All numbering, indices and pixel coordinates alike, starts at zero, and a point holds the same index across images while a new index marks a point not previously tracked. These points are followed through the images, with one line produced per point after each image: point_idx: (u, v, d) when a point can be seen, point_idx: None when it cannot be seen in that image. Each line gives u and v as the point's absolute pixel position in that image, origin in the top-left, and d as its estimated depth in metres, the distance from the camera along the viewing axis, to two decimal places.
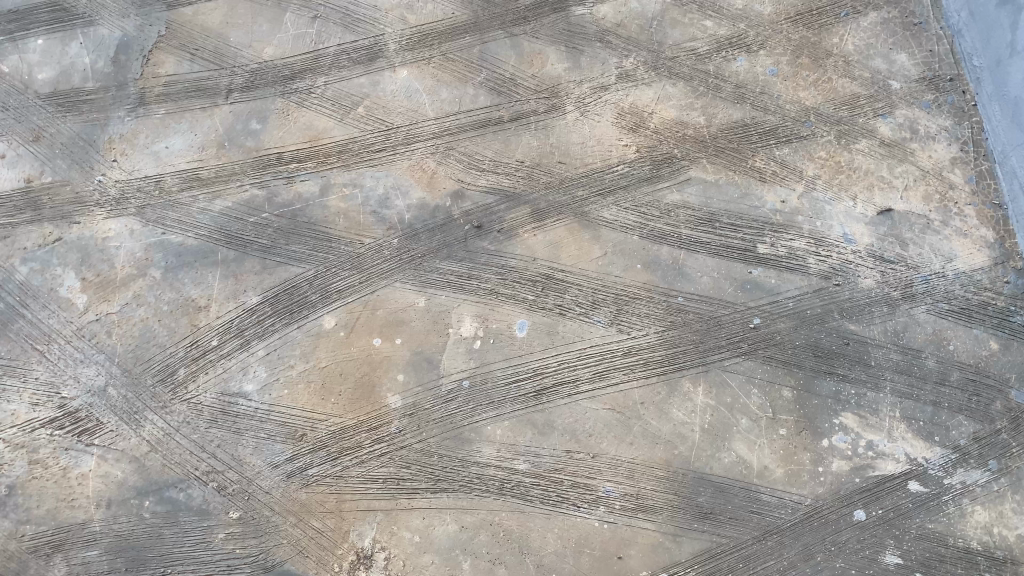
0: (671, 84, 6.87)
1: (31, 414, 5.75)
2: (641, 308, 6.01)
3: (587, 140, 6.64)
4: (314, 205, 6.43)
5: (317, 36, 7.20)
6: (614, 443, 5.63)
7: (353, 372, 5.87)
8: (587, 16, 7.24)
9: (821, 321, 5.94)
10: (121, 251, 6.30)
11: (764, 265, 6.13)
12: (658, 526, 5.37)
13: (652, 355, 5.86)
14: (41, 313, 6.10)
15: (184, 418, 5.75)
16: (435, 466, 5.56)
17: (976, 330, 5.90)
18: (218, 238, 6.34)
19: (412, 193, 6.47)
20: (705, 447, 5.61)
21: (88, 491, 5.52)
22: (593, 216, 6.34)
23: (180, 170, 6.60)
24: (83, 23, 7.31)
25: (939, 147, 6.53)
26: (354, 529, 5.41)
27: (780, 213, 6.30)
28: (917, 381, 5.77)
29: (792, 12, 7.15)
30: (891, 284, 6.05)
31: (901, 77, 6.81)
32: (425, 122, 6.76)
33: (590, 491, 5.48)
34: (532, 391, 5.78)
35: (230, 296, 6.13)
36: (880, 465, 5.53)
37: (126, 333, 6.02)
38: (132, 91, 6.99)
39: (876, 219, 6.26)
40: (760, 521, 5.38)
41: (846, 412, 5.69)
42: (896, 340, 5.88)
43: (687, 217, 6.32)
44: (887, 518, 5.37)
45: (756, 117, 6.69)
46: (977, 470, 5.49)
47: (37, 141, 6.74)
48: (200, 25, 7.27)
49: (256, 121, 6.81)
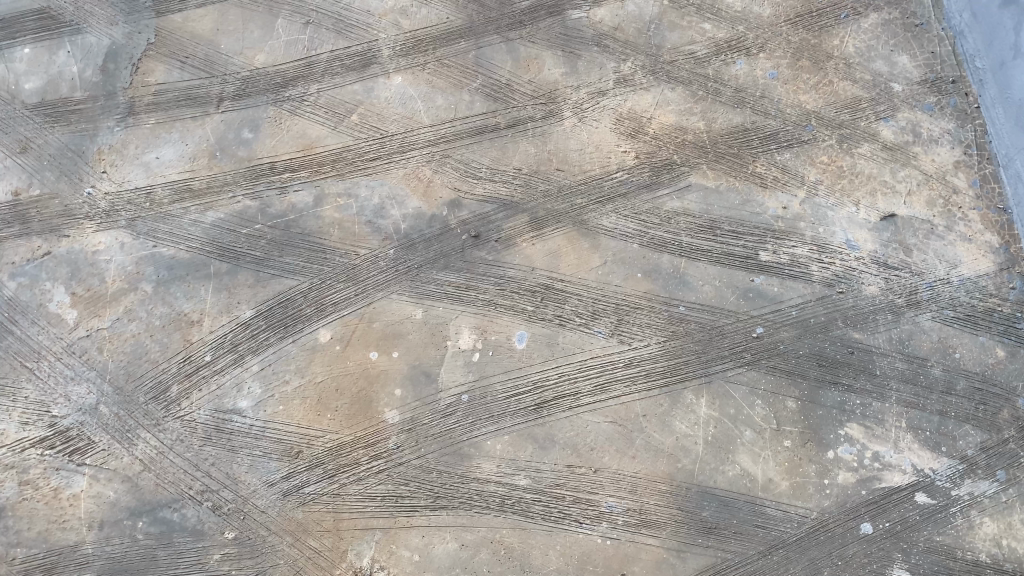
0: (670, 89, 6.79)
1: (21, 434, 5.61)
2: (642, 317, 5.90)
3: (585, 147, 6.54)
4: (308, 215, 6.33)
5: (309, 42, 7.12)
6: (616, 457, 5.50)
7: (350, 388, 5.74)
8: (584, 20, 7.17)
9: (825, 329, 5.82)
10: (112, 265, 6.19)
11: (766, 273, 6.02)
12: (663, 542, 5.23)
13: (654, 366, 5.73)
14: (30, 329, 5.97)
15: (178, 436, 5.62)
16: (433, 482, 5.42)
17: (982, 337, 5.78)
18: (210, 251, 6.23)
19: (408, 202, 6.36)
20: (709, 459, 5.48)
21: (79, 512, 5.37)
22: (592, 225, 6.24)
23: (171, 181, 6.49)
24: (70, 31, 7.23)
25: (942, 151, 6.44)
26: (352, 548, 5.26)
27: (782, 219, 6.20)
28: (923, 390, 5.65)
29: (791, 14, 7.08)
30: (895, 291, 5.93)
31: (902, 79, 6.74)
32: (420, 130, 6.67)
33: (592, 507, 5.35)
34: (533, 404, 5.65)
35: (224, 310, 6.01)
36: (887, 477, 5.40)
37: (118, 349, 5.89)
38: (121, 100, 6.88)
39: (880, 224, 6.15)
40: (765, 535, 5.24)
41: (852, 423, 5.57)
42: (902, 348, 5.76)
43: (688, 225, 6.21)
44: (894, 531, 5.24)
45: (757, 121, 6.61)
46: (985, 481, 5.36)
47: (25, 153, 6.63)
48: (191, 32, 7.19)
49: (248, 130, 6.71)
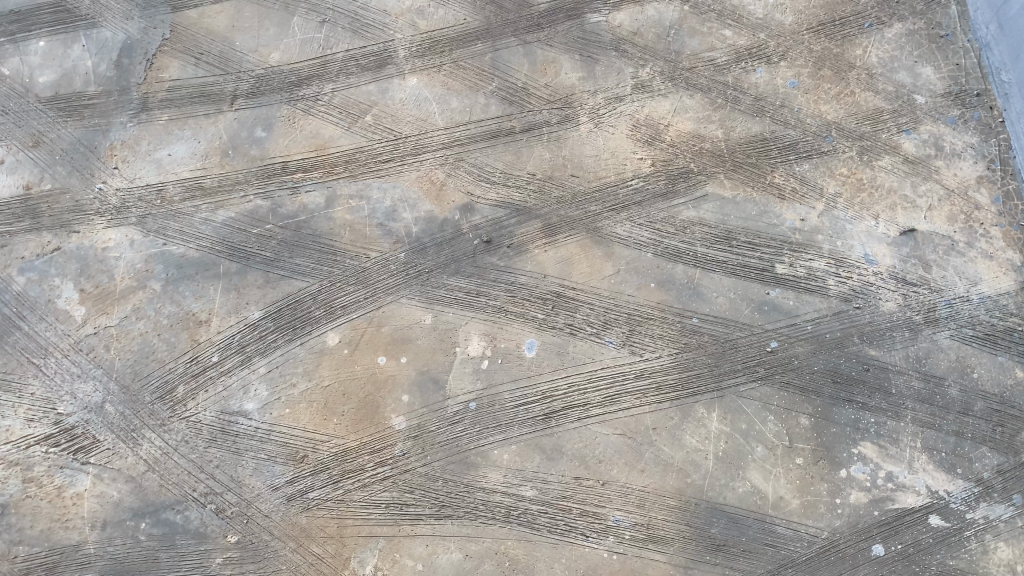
0: (689, 96, 6.71)
1: (26, 430, 5.56)
2: (654, 329, 5.80)
3: (601, 153, 6.47)
4: (319, 216, 6.27)
5: (325, 41, 7.08)
6: (625, 470, 5.40)
7: (357, 392, 5.67)
8: (603, 24, 7.11)
9: (840, 345, 5.72)
10: (121, 261, 6.14)
11: (782, 286, 5.92)
12: (670, 558, 5.13)
13: (665, 379, 5.64)
14: (38, 325, 5.92)
15: (183, 437, 5.55)
16: (438, 491, 5.34)
17: (1001, 358, 5.66)
18: (220, 250, 6.18)
19: (420, 206, 6.30)
20: (719, 475, 5.38)
21: (83, 511, 5.31)
22: (606, 232, 6.16)
23: (183, 179, 6.45)
24: (86, 25, 7.20)
25: (965, 165, 6.33)
26: (355, 556, 5.19)
27: (800, 232, 6.10)
28: (939, 410, 5.53)
29: (813, 22, 6.99)
30: (913, 308, 5.83)
31: (926, 91, 6.64)
32: (434, 132, 6.61)
33: (600, 520, 5.25)
34: (541, 414, 5.57)
35: (232, 311, 5.95)
36: (900, 498, 5.28)
37: (125, 347, 5.84)
38: (135, 96, 6.85)
39: (899, 240, 6.05)
40: (774, 554, 5.13)
41: (865, 442, 5.45)
42: (919, 366, 5.65)
43: (703, 235, 6.13)
44: (906, 553, 5.12)
45: (776, 130, 6.53)
46: (1001, 505, 5.23)
47: (37, 148, 6.60)
48: (206, 28, 7.15)
49: (261, 129, 6.67)
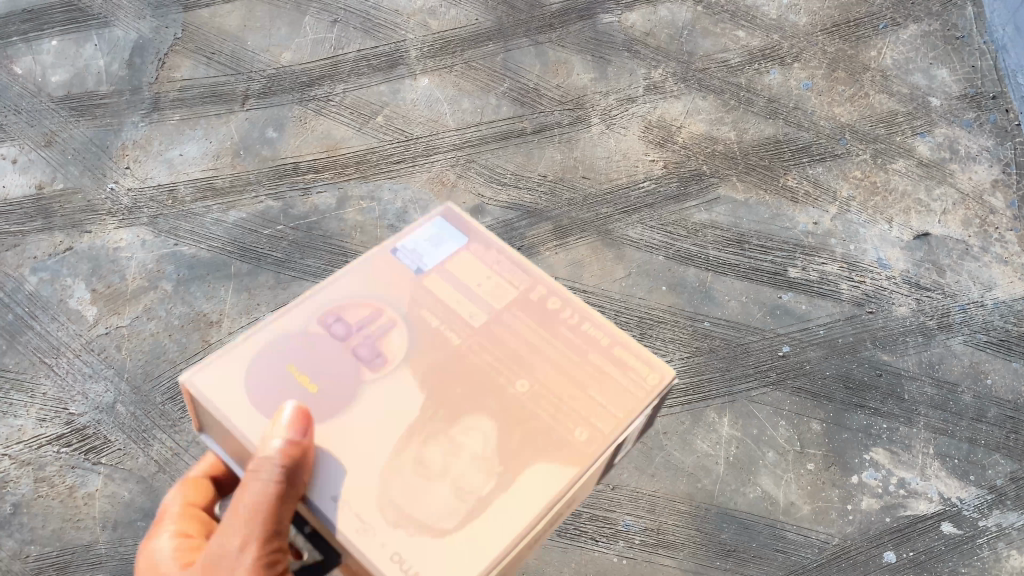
0: (701, 97, 6.70)
1: (38, 431, 5.54)
2: (666, 332, 5.74)
3: (613, 155, 6.45)
4: (331, 217, 6.26)
5: (336, 41, 7.08)
6: (635, 474, 5.26)
7: None
8: (615, 24, 7.10)
9: (852, 351, 5.68)
10: (132, 261, 6.13)
11: (794, 291, 5.88)
12: (681, 564, 5.02)
13: (676, 383, 5.57)
14: (50, 325, 5.90)
15: (194, 437, 5.54)
16: None
17: (1015, 364, 5.65)
18: (231, 250, 6.16)
19: (431, 207, 6.30)
20: (730, 481, 5.26)
21: (94, 512, 5.28)
22: (617, 235, 6.09)
23: (195, 179, 6.46)
24: (98, 24, 7.19)
25: (980, 168, 6.33)
26: None
27: (812, 235, 6.08)
28: (952, 416, 5.48)
29: (828, 23, 7.03)
30: (927, 313, 5.81)
31: (941, 93, 6.65)
32: (445, 133, 6.60)
33: (609, 525, 5.11)
34: None
35: (243, 312, 5.94)
36: (912, 505, 5.21)
37: (136, 347, 5.82)
38: (146, 96, 6.84)
39: (913, 244, 6.04)
40: (784, 560, 5.05)
41: (877, 447, 5.38)
42: (931, 372, 5.61)
43: (714, 237, 6.09)
44: (918, 560, 5.05)
45: (788, 132, 6.50)
46: (1014, 513, 5.19)
47: (49, 147, 6.58)
48: (218, 27, 7.16)
49: (273, 130, 6.67)
